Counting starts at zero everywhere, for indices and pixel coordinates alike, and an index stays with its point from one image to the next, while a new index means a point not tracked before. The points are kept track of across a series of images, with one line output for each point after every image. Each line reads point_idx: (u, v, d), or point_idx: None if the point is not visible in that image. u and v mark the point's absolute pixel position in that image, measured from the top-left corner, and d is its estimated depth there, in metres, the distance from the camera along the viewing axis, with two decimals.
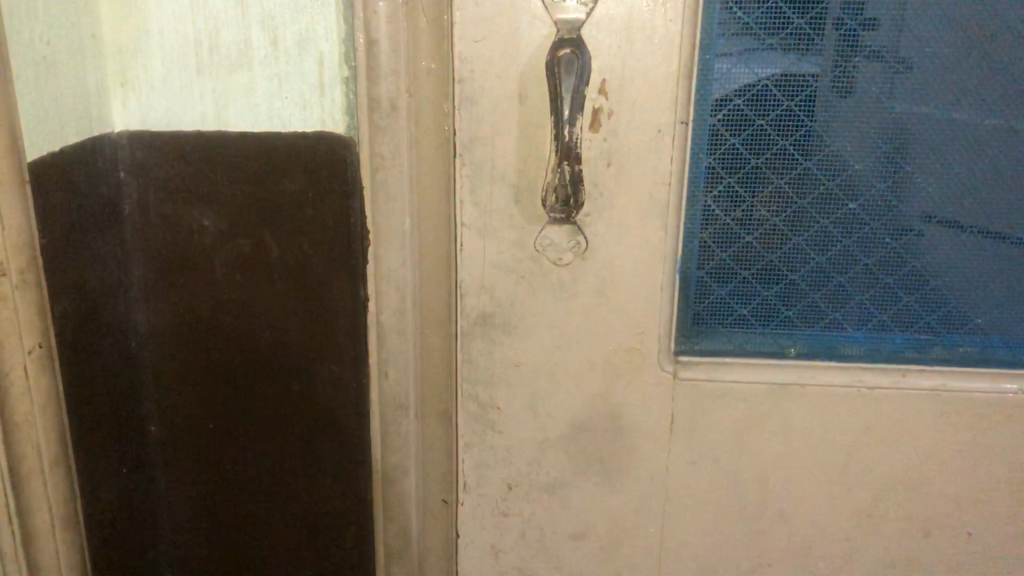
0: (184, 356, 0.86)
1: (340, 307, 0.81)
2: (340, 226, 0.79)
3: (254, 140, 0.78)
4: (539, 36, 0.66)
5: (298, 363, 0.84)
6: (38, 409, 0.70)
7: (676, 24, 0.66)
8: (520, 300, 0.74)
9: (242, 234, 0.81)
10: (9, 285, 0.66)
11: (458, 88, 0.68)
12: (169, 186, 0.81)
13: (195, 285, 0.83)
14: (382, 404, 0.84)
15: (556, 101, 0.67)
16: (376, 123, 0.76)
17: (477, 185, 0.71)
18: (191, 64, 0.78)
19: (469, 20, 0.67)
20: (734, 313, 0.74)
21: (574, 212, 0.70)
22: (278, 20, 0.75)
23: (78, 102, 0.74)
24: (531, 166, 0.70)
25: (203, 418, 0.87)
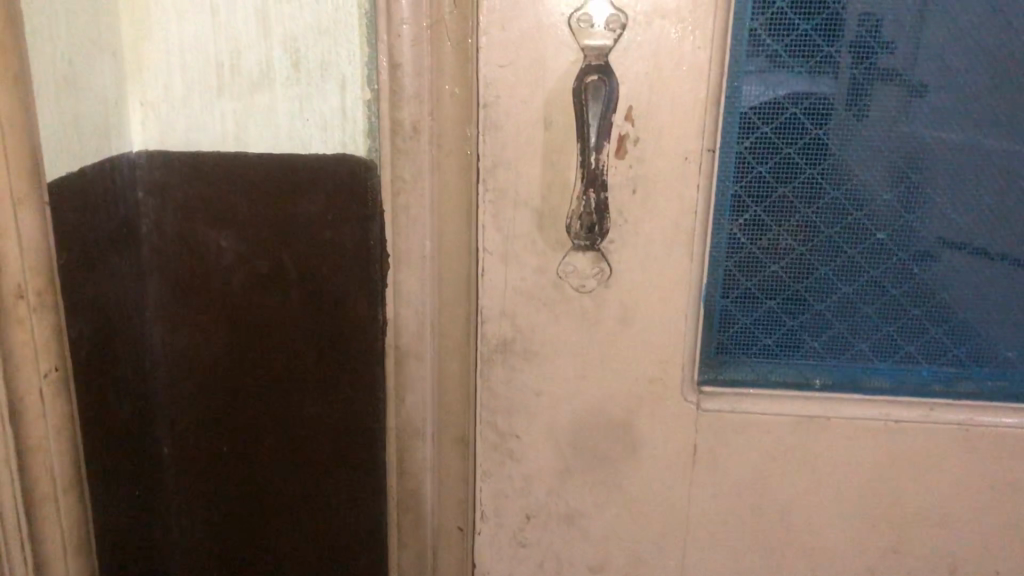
0: (198, 379, 0.85)
1: (357, 331, 0.81)
2: (359, 249, 0.78)
3: (273, 162, 0.78)
4: (565, 62, 0.66)
5: (314, 387, 0.83)
6: (52, 433, 0.69)
7: (705, 51, 0.64)
8: (541, 327, 0.72)
9: (260, 256, 0.80)
10: (24, 309, 0.65)
11: (483, 114, 0.68)
12: (187, 208, 0.80)
13: (211, 307, 0.83)
14: (399, 431, 0.83)
15: (582, 128, 0.66)
16: (398, 146, 0.75)
17: (500, 211, 0.70)
18: (211, 85, 0.77)
19: (494, 45, 0.66)
20: (758, 343, 0.73)
21: (598, 239, 0.69)
22: (300, 42, 0.74)
23: (98, 122, 0.74)
24: (555, 192, 0.69)
25: (217, 441, 0.86)
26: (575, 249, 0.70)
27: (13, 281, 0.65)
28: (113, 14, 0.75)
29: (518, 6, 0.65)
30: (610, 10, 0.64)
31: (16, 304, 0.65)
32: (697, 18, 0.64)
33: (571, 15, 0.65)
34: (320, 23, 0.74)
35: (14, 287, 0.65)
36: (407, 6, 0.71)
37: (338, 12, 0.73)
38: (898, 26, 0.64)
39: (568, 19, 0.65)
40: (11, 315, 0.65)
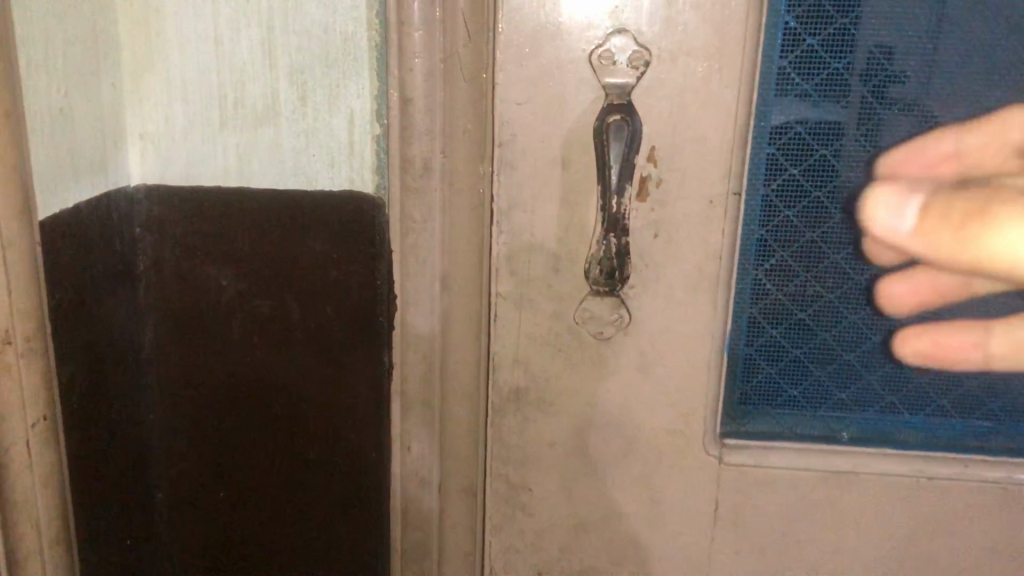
0: (195, 422, 0.81)
1: (362, 374, 0.77)
2: (366, 289, 0.75)
3: (277, 198, 0.75)
4: (585, 100, 0.63)
5: (317, 432, 0.80)
6: (39, 485, 0.65)
7: (732, 90, 0.61)
8: (556, 375, 0.69)
9: (262, 295, 0.77)
10: (11, 354, 0.61)
11: (498, 152, 0.64)
12: (186, 245, 0.77)
13: (210, 347, 0.79)
14: (404, 479, 0.79)
15: (603, 170, 0.63)
16: (408, 184, 0.72)
17: (515, 253, 0.67)
18: (214, 118, 0.74)
19: (511, 81, 0.63)
20: (784, 393, 0.70)
21: (619, 285, 0.66)
22: (308, 75, 0.71)
23: (94, 156, 0.71)
24: (573, 234, 0.65)
25: (214, 488, 0.83)
26: (593, 294, 0.66)
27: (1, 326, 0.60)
28: (113, 43, 0.72)
29: (536, 41, 0.62)
30: (634, 46, 0.61)
31: (4, 350, 0.61)
32: (725, 55, 0.61)
33: (593, 51, 0.62)
34: (329, 56, 0.71)
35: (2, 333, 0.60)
36: (419, 39, 0.68)
37: (348, 44, 0.70)
38: (935, 65, 0.60)
39: (589, 56, 0.62)
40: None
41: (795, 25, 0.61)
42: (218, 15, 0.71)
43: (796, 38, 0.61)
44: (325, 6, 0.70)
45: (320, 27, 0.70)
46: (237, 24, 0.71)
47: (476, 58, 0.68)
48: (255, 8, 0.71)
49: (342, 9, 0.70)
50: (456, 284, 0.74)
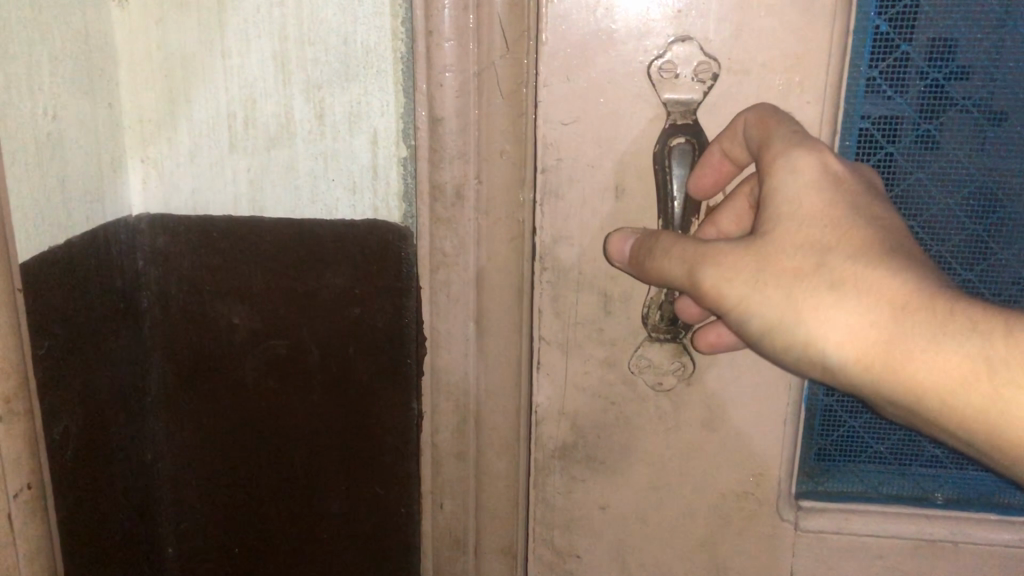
0: (207, 470, 0.75)
1: (393, 423, 0.71)
2: (392, 328, 0.68)
3: (293, 228, 0.67)
4: (642, 119, 0.54)
5: (341, 483, 0.73)
6: (24, 562, 0.58)
7: (815, 106, 0.53)
8: (608, 430, 0.61)
9: (278, 334, 0.70)
10: None
11: (542, 179, 0.56)
12: (194, 280, 0.70)
13: (222, 392, 0.72)
14: (436, 539, 0.73)
15: (665, 200, 0.55)
16: (438, 214, 0.64)
17: (561, 294, 0.58)
18: (223, 139, 0.67)
19: (557, 98, 0.54)
20: (868, 449, 0.61)
21: (683, 330, 0.57)
22: (325, 92, 0.64)
23: (90, 186, 0.63)
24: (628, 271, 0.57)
25: (229, 540, 0.77)
26: (651, 340, 0.58)
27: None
28: (109, 58, 0.65)
29: (587, 51, 0.54)
30: (700, 57, 0.53)
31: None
32: (807, 66, 0.52)
33: (652, 63, 0.53)
34: (348, 69, 0.63)
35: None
36: (450, 49, 0.60)
37: (370, 56, 0.62)
38: None
39: (647, 68, 0.53)
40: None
41: (886, 29, 0.54)
42: (224, 24, 0.63)
43: (888, 44, 0.54)
44: (344, 13, 0.62)
45: (338, 37, 0.62)
46: (246, 35, 0.63)
47: (515, 70, 0.60)
48: (266, 17, 0.63)
49: (363, 18, 0.62)
50: (491, 324, 0.66)
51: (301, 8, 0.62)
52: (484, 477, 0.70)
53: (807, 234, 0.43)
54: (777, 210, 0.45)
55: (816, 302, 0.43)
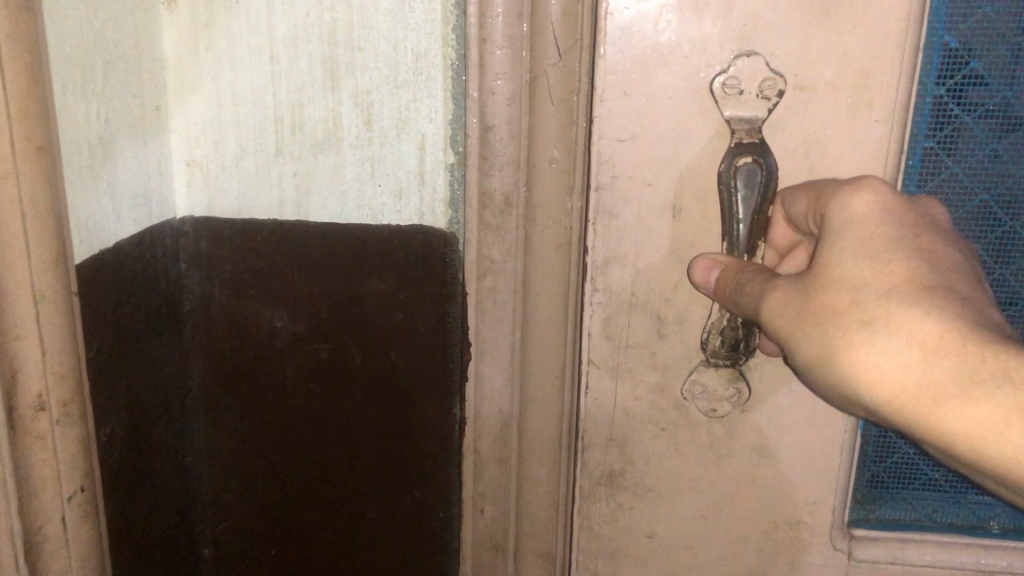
0: (244, 473, 0.75)
1: (432, 427, 0.71)
2: (435, 332, 0.68)
3: (338, 233, 0.67)
4: (703, 137, 0.53)
5: (378, 487, 0.73)
6: (75, 565, 0.59)
7: (882, 126, 0.52)
8: (657, 456, 0.59)
9: (320, 338, 0.69)
10: (46, 423, 0.55)
11: (595, 197, 0.55)
12: (237, 282, 0.69)
13: (264, 397, 0.72)
14: (476, 545, 0.73)
15: (730, 223, 0.53)
16: (485, 221, 0.64)
17: (613, 316, 0.57)
18: (269, 142, 0.66)
19: (614, 114, 0.53)
20: (923, 475, 0.59)
21: (742, 357, 0.56)
22: (374, 97, 0.64)
23: (137, 188, 0.63)
24: (683, 293, 0.55)
25: (264, 543, 0.76)
26: (707, 365, 0.57)
27: (33, 391, 0.54)
28: (157, 60, 0.64)
29: (646, 66, 0.52)
30: (765, 73, 0.51)
31: (37, 417, 0.55)
32: (875, 85, 0.51)
33: (714, 79, 0.52)
34: (398, 75, 0.63)
35: (35, 399, 0.55)
36: (502, 57, 0.59)
37: (421, 63, 0.63)
38: None
39: (710, 85, 0.52)
40: (32, 431, 0.55)
41: (956, 45, 0.52)
42: (274, 29, 0.63)
43: (956, 60, 0.52)
44: (395, 21, 0.62)
45: (389, 44, 0.62)
46: (295, 39, 0.63)
47: (567, 79, 0.59)
48: (316, 23, 0.63)
49: (415, 25, 0.62)
50: (536, 335, 0.66)
51: (353, 15, 0.62)
52: (524, 483, 0.70)
53: (882, 264, 0.42)
54: (851, 238, 0.44)
55: (849, 340, 0.41)
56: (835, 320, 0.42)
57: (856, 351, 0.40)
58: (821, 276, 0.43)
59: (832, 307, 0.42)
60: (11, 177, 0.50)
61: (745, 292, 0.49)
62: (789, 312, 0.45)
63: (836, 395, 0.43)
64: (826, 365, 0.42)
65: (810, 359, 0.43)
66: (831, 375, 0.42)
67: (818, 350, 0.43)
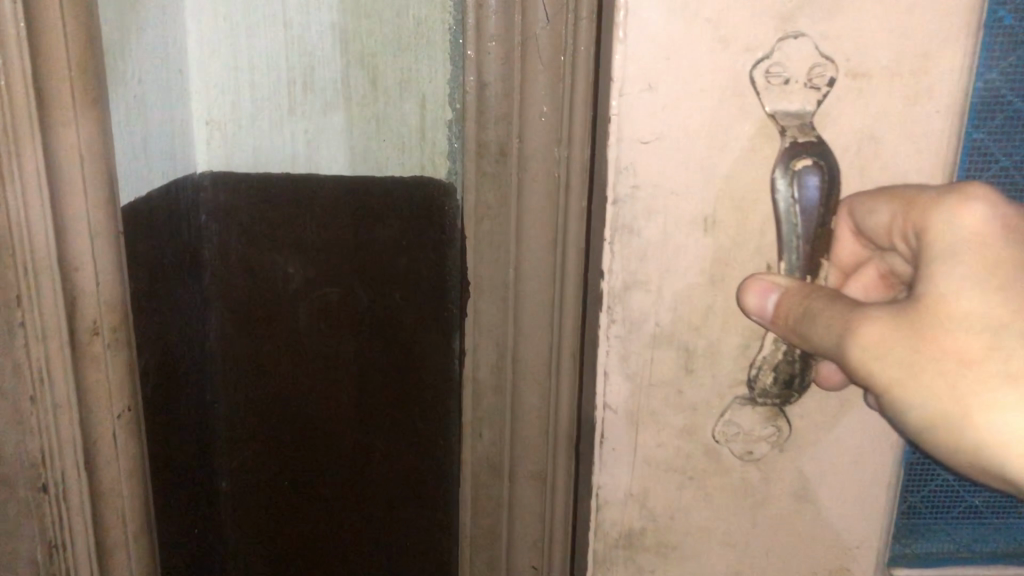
0: (258, 412, 0.78)
1: (434, 369, 0.72)
2: (438, 277, 0.70)
3: (343, 179, 0.71)
4: (745, 135, 0.44)
5: (383, 426, 0.75)
6: (128, 477, 0.62)
7: (945, 118, 0.45)
8: (685, 509, 0.48)
9: (331, 279, 0.73)
10: (100, 347, 0.58)
11: (614, 210, 0.45)
12: (251, 230, 0.73)
13: (275, 337, 0.75)
14: (475, 464, 0.69)
15: (785, 239, 0.45)
16: (483, 169, 0.62)
17: (632, 350, 0.46)
18: (283, 102, 0.72)
19: (638, 109, 0.44)
20: (963, 503, 0.54)
21: (793, 395, 0.46)
22: (380, 60, 0.69)
23: (165, 143, 0.67)
24: (716, 319, 0.46)
25: (282, 475, 0.80)
26: (742, 401, 0.47)
27: (89, 316, 0.57)
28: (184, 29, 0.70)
29: (675, 51, 0.43)
30: (816, 60, 0.44)
31: (92, 341, 0.57)
32: (937, 71, 0.44)
33: (756, 67, 0.44)
34: (402, 35, 0.68)
35: (90, 325, 0.57)
36: (497, 21, 0.58)
37: (422, 24, 0.67)
38: None
39: (751, 75, 0.44)
40: (87, 353, 0.57)
41: (1012, 20, 0.46)
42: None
43: (1011, 37, 0.46)
44: None
45: (393, 9, 0.67)
46: (307, 3, 0.69)
47: (555, 40, 0.56)
48: None
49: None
50: (527, 281, 0.61)
51: None
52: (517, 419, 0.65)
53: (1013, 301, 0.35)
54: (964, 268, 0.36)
55: (988, 397, 0.35)
56: (963, 374, 0.36)
57: (998, 412, 0.35)
58: (927, 314, 0.36)
59: (960, 359, 0.36)
60: (70, 124, 0.53)
61: (822, 326, 0.41)
62: (890, 352, 0.37)
63: (962, 461, 0.37)
64: (957, 429, 0.36)
65: (929, 417, 0.37)
66: (966, 440, 0.36)
67: (942, 408, 0.36)
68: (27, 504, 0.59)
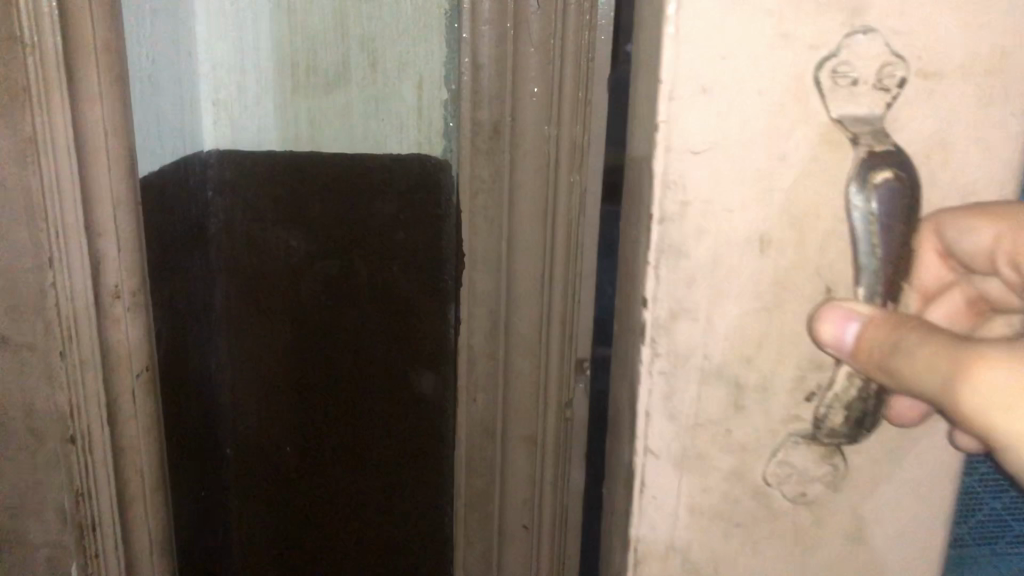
0: (262, 359, 0.94)
1: (429, 327, 0.87)
2: (431, 245, 0.84)
3: (339, 160, 0.86)
4: (808, 141, 0.39)
5: (379, 370, 0.90)
6: (142, 432, 0.76)
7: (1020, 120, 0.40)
8: (730, 561, 0.44)
9: (330, 252, 0.88)
10: (119, 309, 0.71)
11: (660, 231, 0.40)
12: (257, 208, 0.89)
13: (281, 297, 0.91)
14: (471, 428, 0.85)
15: (858, 258, 0.41)
16: (477, 146, 0.76)
17: (675, 388, 0.41)
18: (288, 82, 0.87)
19: (691, 115, 0.39)
20: (1009, 530, 0.51)
21: (862, 433, 0.42)
22: (378, 43, 0.83)
23: (177, 121, 0.83)
24: (769, 350, 0.41)
25: (281, 420, 0.95)
26: (797, 440, 0.42)
27: (110, 283, 0.70)
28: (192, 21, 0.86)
29: (727, 47, 0.38)
30: (885, 58, 0.39)
31: (115, 302, 0.71)
32: (1011, 69, 0.40)
33: (819, 66, 0.39)
34: (401, 23, 0.82)
35: (113, 289, 0.71)
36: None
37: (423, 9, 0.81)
38: None
39: (813, 76, 0.39)
40: (110, 316, 0.71)
41: None
42: None
43: None
44: None
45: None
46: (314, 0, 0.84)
47: None
48: None
49: None
50: (521, 255, 0.78)
51: None
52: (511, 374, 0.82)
53: None
54: None
55: None
56: None
57: None
58: None
59: None
60: (95, 99, 0.66)
61: (920, 367, 0.35)
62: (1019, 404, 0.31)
63: None
64: None
65: None
66: None
67: None
68: (54, 455, 0.71)
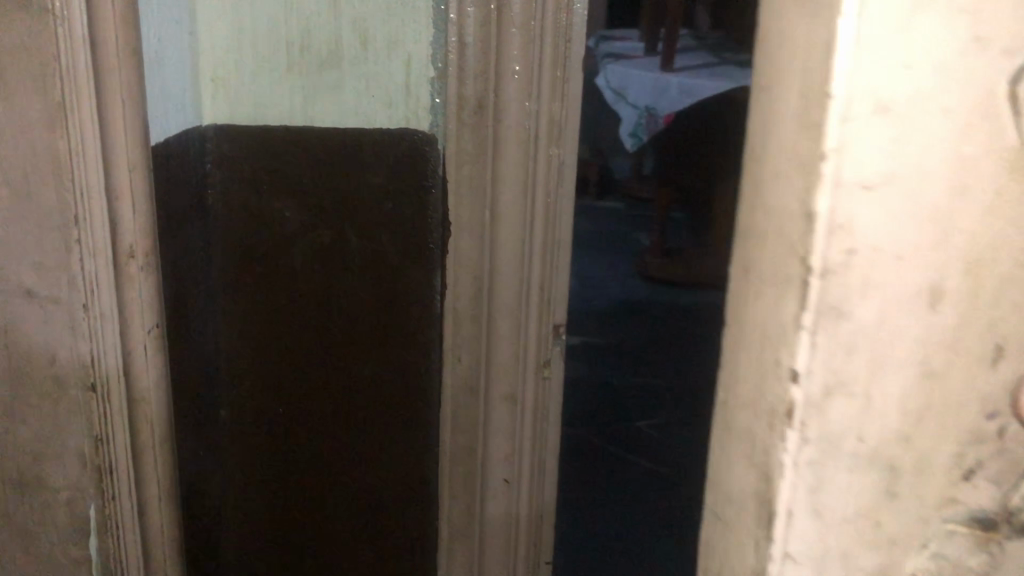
0: (244, 320, 1.01)
1: (418, 289, 0.99)
2: (418, 216, 0.96)
3: (331, 132, 0.94)
4: (1000, 172, 0.31)
5: (366, 328, 1.00)
6: (159, 381, 0.85)
7: None
8: None
9: (322, 223, 0.96)
10: (135, 266, 0.80)
11: (817, 286, 0.32)
12: (253, 175, 0.96)
13: (271, 260, 0.99)
14: (454, 382, 1.01)
15: None
16: (462, 120, 0.92)
17: (820, 474, 0.34)
18: (280, 61, 0.92)
19: (865, 141, 0.30)
20: None
21: None
22: (369, 23, 0.91)
23: (180, 93, 0.89)
24: (932, 430, 0.33)
25: (257, 382, 1.04)
26: (951, 529, 0.35)
27: (127, 243, 0.79)
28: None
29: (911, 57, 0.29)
30: None
31: (130, 262, 0.80)
32: None
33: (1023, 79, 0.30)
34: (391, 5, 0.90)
35: (128, 249, 0.79)
36: None
37: None
38: None
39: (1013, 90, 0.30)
40: (125, 272, 0.80)
41: None
42: None
43: None
44: None
45: None
46: None
47: None
48: None
49: None
50: (504, 216, 0.95)
51: None
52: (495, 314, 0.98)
53: None
54: None
55: None
56: None
57: None
58: None
59: None
60: (115, 66, 0.75)
61: None
62: None
63: None
64: None
65: None
66: None
67: None
68: (78, 400, 0.80)
